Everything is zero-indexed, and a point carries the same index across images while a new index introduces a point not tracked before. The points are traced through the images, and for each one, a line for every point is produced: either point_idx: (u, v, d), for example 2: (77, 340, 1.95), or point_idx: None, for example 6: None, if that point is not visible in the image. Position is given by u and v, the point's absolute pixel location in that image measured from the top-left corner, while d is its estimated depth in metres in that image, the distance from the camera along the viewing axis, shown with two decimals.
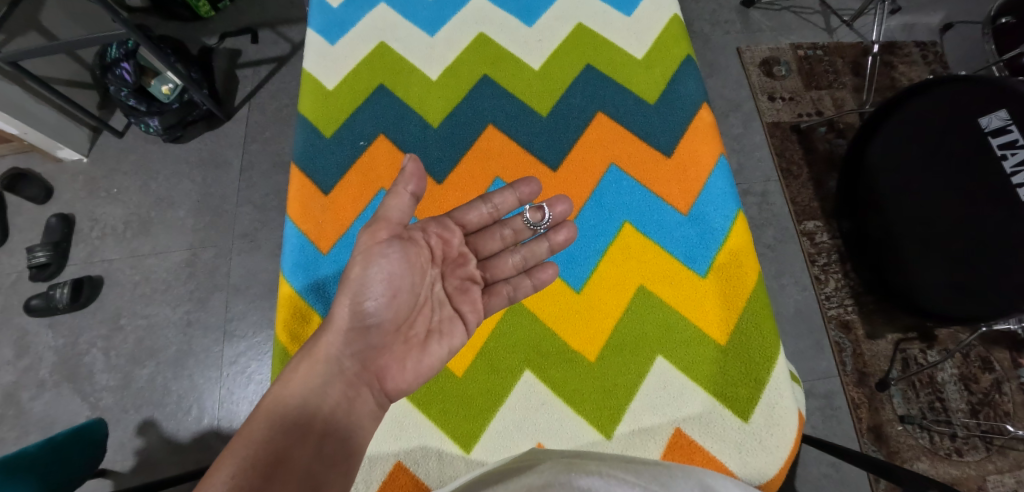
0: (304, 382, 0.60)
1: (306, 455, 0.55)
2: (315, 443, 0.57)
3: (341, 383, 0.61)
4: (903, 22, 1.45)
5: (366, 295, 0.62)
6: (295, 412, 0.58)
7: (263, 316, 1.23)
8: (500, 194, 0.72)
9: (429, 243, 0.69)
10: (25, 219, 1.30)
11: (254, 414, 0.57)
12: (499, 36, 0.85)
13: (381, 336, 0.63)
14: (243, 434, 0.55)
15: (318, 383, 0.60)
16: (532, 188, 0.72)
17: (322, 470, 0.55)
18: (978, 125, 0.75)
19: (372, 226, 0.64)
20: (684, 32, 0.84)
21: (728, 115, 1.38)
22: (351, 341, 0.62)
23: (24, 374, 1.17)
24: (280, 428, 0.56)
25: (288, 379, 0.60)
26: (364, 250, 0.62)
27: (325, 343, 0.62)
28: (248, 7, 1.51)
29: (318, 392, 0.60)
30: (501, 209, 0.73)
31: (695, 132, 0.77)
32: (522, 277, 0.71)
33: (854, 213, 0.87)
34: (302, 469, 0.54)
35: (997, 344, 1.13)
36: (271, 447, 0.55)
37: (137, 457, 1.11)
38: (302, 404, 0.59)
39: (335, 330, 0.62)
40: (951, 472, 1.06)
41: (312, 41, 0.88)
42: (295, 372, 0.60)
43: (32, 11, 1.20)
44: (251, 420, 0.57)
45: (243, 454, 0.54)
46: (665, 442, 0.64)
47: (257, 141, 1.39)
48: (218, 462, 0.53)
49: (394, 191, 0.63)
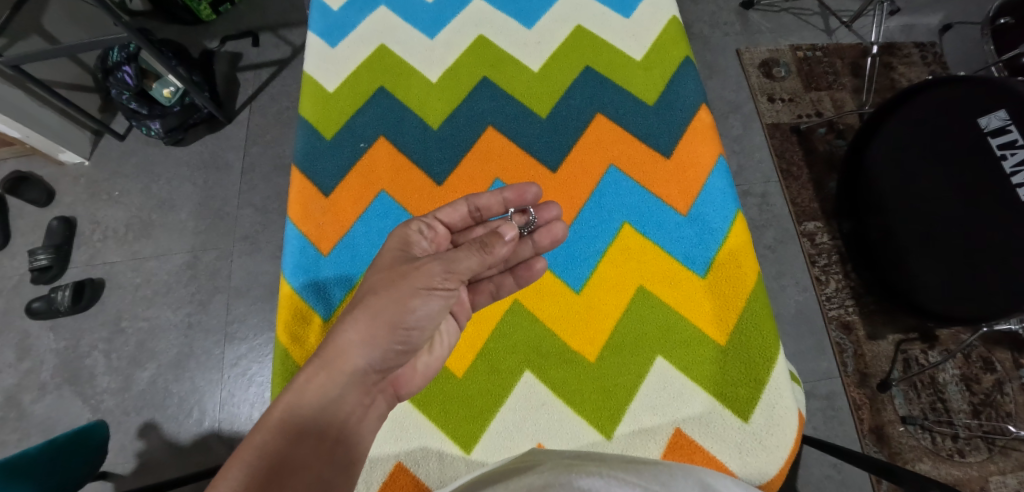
0: (321, 392, 0.57)
1: (317, 461, 0.55)
2: (328, 448, 0.57)
3: (359, 392, 0.59)
4: (902, 23, 1.46)
5: (413, 320, 0.59)
6: (311, 420, 0.57)
7: (263, 318, 1.23)
8: (486, 196, 0.70)
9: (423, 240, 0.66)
10: (26, 222, 1.31)
11: (267, 419, 0.56)
12: (498, 39, 0.85)
13: (408, 348, 0.60)
14: (255, 441, 0.54)
15: (334, 395, 0.58)
16: (520, 192, 0.71)
17: (332, 474, 0.56)
18: (978, 125, 0.75)
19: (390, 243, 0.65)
20: (683, 33, 0.84)
21: (728, 116, 1.38)
22: (387, 358, 0.60)
23: (25, 377, 1.17)
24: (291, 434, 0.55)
25: (305, 388, 0.57)
26: (426, 284, 0.59)
27: (352, 355, 0.58)
28: (249, 10, 1.52)
29: (337, 402, 0.58)
30: (484, 210, 0.72)
31: (694, 133, 0.77)
32: (505, 276, 0.70)
33: (858, 215, 0.87)
34: (312, 474, 0.54)
35: (998, 344, 1.13)
36: (285, 455, 0.54)
37: (138, 460, 1.11)
38: (318, 411, 0.57)
39: (366, 343, 0.58)
40: (953, 473, 1.05)
41: (312, 44, 0.88)
42: (312, 380, 0.57)
43: (35, 15, 1.20)
44: (263, 427, 0.55)
45: (259, 462, 0.53)
46: (665, 442, 0.64)
47: (258, 143, 1.39)
48: (231, 469, 0.52)
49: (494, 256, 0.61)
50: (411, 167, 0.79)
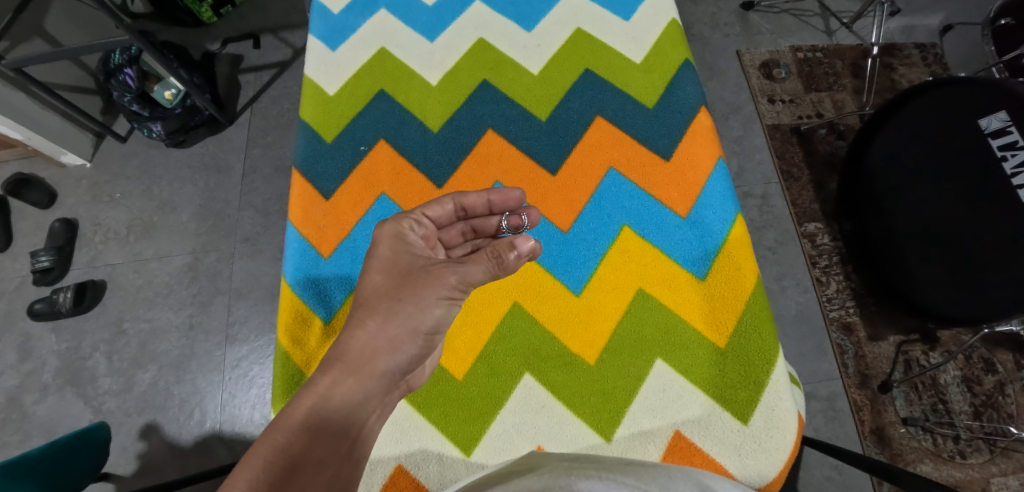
0: (347, 395, 0.57)
1: (336, 460, 0.55)
2: (347, 447, 0.56)
3: (382, 394, 0.59)
4: (902, 24, 1.46)
5: (434, 326, 0.61)
6: (337, 420, 0.56)
7: (263, 320, 1.23)
8: (472, 194, 0.69)
9: (418, 238, 0.66)
10: (28, 223, 1.31)
11: (291, 418, 0.54)
12: (498, 42, 0.86)
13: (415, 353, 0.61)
14: (276, 441, 0.53)
15: (360, 398, 0.57)
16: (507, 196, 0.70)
17: (348, 472, 0.55)
18: (978, 126, 0.75)
19: (395, 246, 0.64)
20: (683, 36, 0.84)
21: (728, 117, 1.39)
22: (413, 362, 0.61)
23: (27, 378, 1.18)
24: (313, 432, 0.54)
25: (332, 390, 0.57)
26: (446, 295, 0.61)
27: (381, 360, 0.59)
28: (250, 13, 1.52)
29: (362, 404, 0.57)
30: (468, 209, 0.71)
31: (694, 135, 0.77)
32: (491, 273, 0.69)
33: (857, 217, 0.87)
34: (331, 472, 0.53)
35: (1000, 345, 1.13)
36: (305, 454, 0.53)
37: (140, 461, 1.12)
38: (345, 414, 0.57)
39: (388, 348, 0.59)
40: (954, 474, 1.05)
41: (313, 47, 0.89)
42: (339, 383, 0.57)
43: (38, 18, 1.21)
44: (284, 426, 0.54)
45: (279, 464, 0.51)
46: (665, 445, 0.64)
47: (259, 145, 1.39)
48: (244, 471, 0.50)
49: (508, 267, 0.62)
50: (411, 170, 0.80)
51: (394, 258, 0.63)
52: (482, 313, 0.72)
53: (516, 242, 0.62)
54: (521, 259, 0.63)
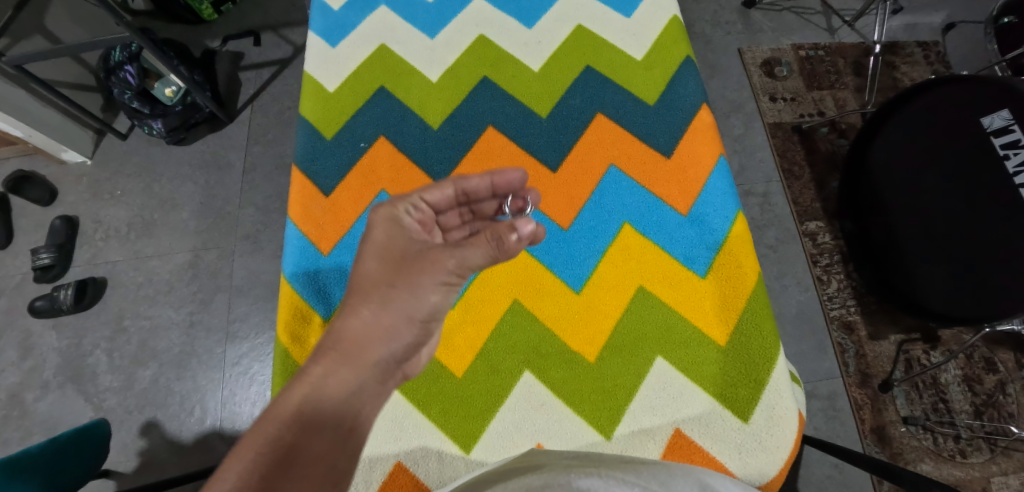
0: (342, 385, 0.57)
1: (331, 452, 0.54)
2: (343, 438, 0.56)
3: (377, 384, 0.59)
4: (905, 22, 1.45)
5: (429, 312, 0.61)
6: (331, 411, 0.56)
7: (264, 318, 1.23)
8: (474, 178, 0.67)
9: (414, 221, 0.64)
10: (29, 221, 1.31)
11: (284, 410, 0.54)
12: (499, 38, 0.85)
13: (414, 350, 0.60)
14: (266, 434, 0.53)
15: (354, 388, 0.57)
16: (508, 177, 0.69)
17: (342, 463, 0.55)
18: (981, 125, 0.74)
19: (392, 229, 0.63)
20: (684, 33, 0.84)
21: (730, 115, 1.38)
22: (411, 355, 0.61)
23: (28, 375, 1.18)
24: (303, 426, 0.54)
25: (325, 381, 0.56)
26: (444, 280, 0.61)
27: (378, 350, 0.59)
28: (250, 10, 1.52)
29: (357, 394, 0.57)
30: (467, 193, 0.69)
31: (695, 133, 0.77)
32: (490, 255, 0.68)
33: (860, 215, 0.86)
34: (326, 465, 0.53)
35: (1001, 344, 1.13)
36: (296, 446, 0.53)
37: (141, 458, 1.12)
38: (338, 405, 0.56)
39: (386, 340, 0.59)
40: (955, 473, 1.05)
41: (314, 44, 0.89)
42: (332, 372, 0.57)
43: (38, 15, 1.21)
44: (276, 417, 0.54)
45: (271, 457, 0.52)
46: (665, 442, 0.64)
47: (260, 143, 1.39)
48: (234, 465, 0.51)
49: (508, 250, 0.61)
50: (411, 167, 0.79)
51: (392, 242, 0.63)
52: (482, 310, 0.71)
53: (515, 223, 0.61)
54: (521, 242, 0.61)
